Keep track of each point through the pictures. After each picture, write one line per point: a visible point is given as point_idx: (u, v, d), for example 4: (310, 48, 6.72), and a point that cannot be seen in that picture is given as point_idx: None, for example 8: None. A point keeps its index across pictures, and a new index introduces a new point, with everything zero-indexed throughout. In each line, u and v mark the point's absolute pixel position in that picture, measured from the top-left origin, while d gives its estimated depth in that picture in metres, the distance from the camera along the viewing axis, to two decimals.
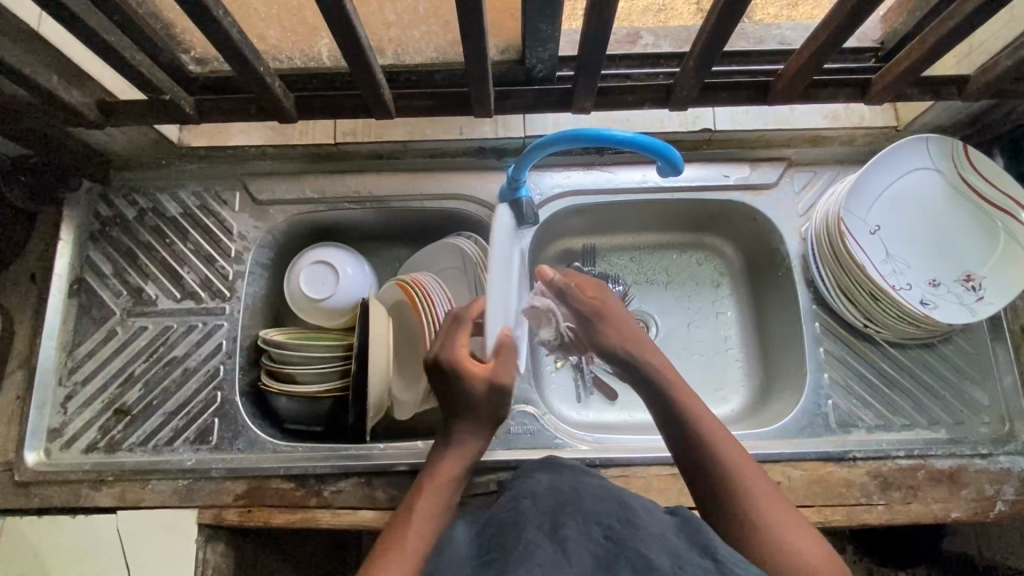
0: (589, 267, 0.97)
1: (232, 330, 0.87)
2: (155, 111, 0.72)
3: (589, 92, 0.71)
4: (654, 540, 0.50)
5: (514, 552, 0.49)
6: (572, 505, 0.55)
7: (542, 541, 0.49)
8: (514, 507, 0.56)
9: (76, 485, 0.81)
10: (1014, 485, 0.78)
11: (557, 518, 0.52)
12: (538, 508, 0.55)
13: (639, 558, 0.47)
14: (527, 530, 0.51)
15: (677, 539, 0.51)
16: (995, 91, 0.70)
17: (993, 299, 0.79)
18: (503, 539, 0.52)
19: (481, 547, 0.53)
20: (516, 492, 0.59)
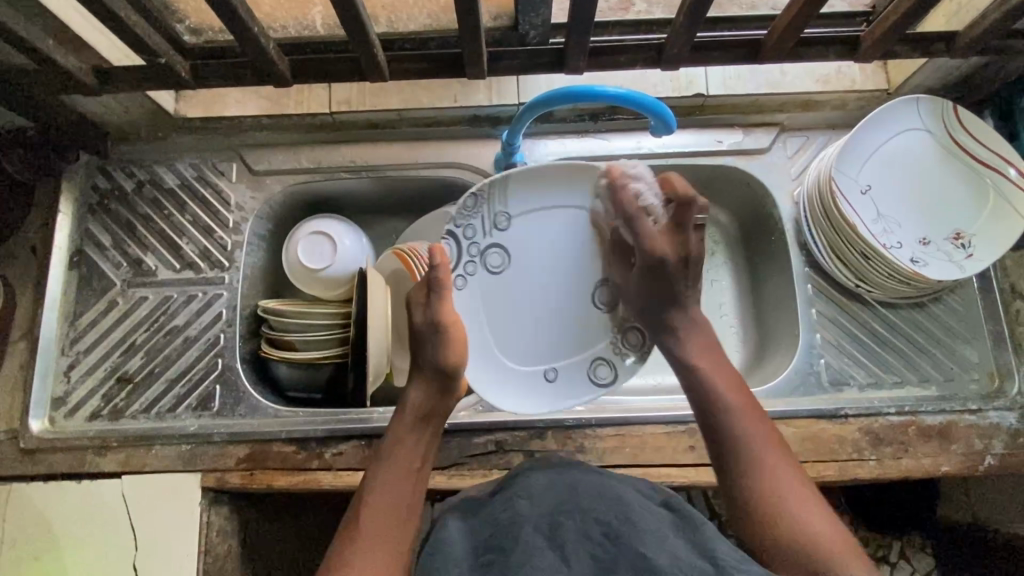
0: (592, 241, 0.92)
1: (231, 299, 0.88)
2: (151, 78, 0.72)
3: (582, 52, 0.71)
4: (653, 539, 0.51)
5: (513, 556, 0.50)
6: (570, 502, 0.55)
7: (541, 545, 0.51)
8: (511, 506, 0.56)
9: (81, 451, 0.82)
10: (1003, 439, 0.80)
11: (556, 519, 0.53)
12: (537, 508, 0.55)
13: (638, 558, 0.49)
14: (524, 531, 0.52)
15: (677, 539, 0.52)
16: (985, 47, 0.71)
17: (982, 257, 0.80)
18: (500, 539, 0.53)
19: (480, 543, 0.55)
20: (514, 488, 0.59)
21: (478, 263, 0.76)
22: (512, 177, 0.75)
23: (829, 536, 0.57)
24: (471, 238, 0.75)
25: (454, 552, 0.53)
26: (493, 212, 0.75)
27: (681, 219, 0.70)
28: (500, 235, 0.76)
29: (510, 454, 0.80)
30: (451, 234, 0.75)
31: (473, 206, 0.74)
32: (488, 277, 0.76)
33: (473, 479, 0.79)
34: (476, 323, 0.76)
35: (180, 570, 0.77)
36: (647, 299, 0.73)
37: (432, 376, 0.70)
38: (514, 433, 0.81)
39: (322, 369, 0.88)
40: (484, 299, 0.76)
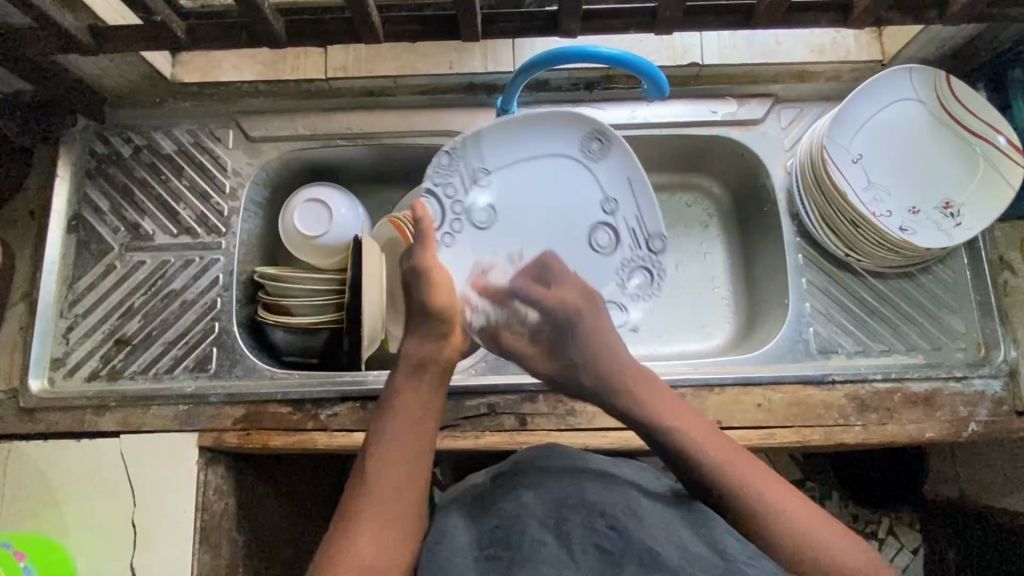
0: (609, 147, 0.83)
1: (228, 263, 0.89)
2: (148, 38, 0.73)
3: (575, 14, 0.71)
4: (660, 533, 0.53)
5: (518, 549, 0.52)
6: (573, 495, 0.58)
7: (547, 539, 0.53)
8: (516, 498, 0.58)
9: (79, 411, 0.84)
10: (987, 407, 0.81)
11: (561, 514, 0.55)
12: (542, 501, 0.57)
13: (645, 552, 0.51)
14: (530, 525, 0.54)
15: (686, 533, 0.55)
16: (976, 13, 0.71)
17: (970, 226, 0.81)
18: (504, 534, 0.54)
19: (480, 535, 0.56)
20: (518, 480, 0.61)
21: (465, 220, 0.80)
22: (485, 132, 0.79)
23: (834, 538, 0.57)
24: (454, 196, 0.80)
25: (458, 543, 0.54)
26: (471, 170, 0.80)
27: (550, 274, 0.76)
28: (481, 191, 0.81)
29: (502, 416, 0.82)
30: (431, 193, 0.78)
31: (448, 163, 0.78)
32: (474, 231, 0.81)
33: (466, 441, 0.80)
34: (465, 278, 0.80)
35: (178, 526, 0.79)
36: (565, 367, 0.73)
37: (427, 329, 0.70)
38: (507, 397, 0.82)
39: (317, 336, 0.88)
40: (475, 247, 0.81)
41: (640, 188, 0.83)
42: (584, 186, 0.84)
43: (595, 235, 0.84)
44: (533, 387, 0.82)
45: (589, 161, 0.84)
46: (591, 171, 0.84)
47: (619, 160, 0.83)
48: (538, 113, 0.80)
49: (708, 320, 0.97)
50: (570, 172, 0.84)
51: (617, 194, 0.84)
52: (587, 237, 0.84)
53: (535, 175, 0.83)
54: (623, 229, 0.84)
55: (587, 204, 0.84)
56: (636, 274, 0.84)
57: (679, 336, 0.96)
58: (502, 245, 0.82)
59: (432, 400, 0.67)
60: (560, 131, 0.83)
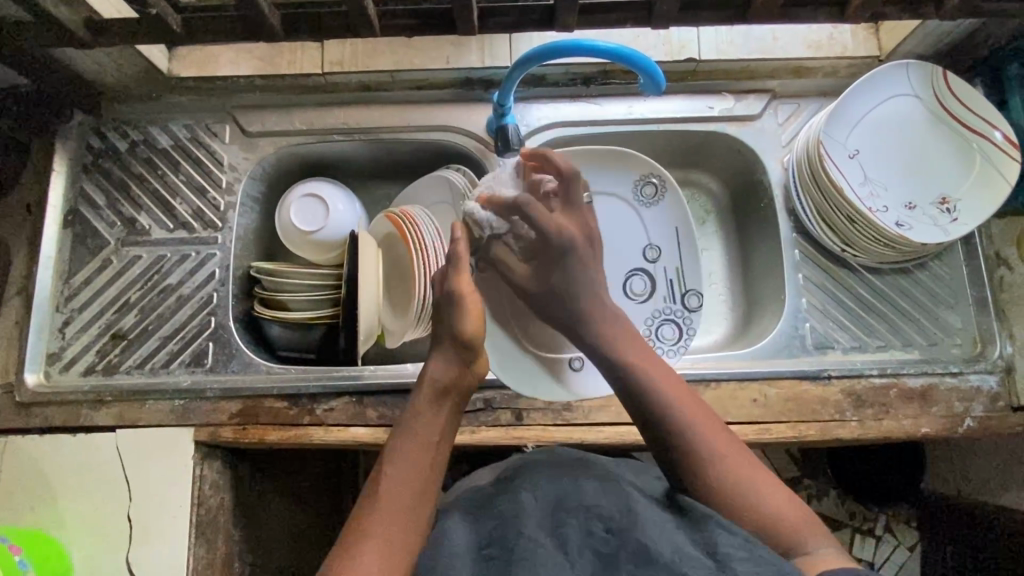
0: (660, 192, 0.90)
1: (225, 258, 0.89)
2: (143, 32, 0.73)
3: (571, 8, 0.70)
4: (655, 533, 0.53)
5: (514, 550, 0.52)
6: (572, 496, 0.58)
7: (543, 540, 0.53)
8: (514, 498, 0.58)
9: (76, 405, 0.84)
10: (983, 402, 0.81)
11: (558, 515, 0.55)
12: (539, 502, 0.57)
13: (639, 553, 0.51)
14: (526, 525, 0.54)
15: (682, 535, 0.54)
16: (972, 8, 0.71)
17: (966, 221, 0.81)
18: (501, 537, 0.55)
19: (482, 537, 0.56)
20: (518, 481, 0.61)
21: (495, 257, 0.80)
22: (553, 153, 0.82)
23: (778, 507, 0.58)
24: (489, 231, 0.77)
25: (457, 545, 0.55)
26: (529, 181, 0.80)
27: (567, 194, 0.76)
28: (525, 219, 0.80)
29: (498, 411, 0.82)
30: (480, 199, 0.78)
31: (511, 179, 0.79)
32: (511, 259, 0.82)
33: (462, 436, 0.80)
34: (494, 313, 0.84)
35: (173, 520, 0.79)
36: (546, 291, 0.75)
37: (450, 348, 0.70)
38: (503, 392, 0.82)
39: (314, 331, 0.89)
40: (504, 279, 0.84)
41: (685, 240, 0.89)
42: (631, 230, 0.91)
43: (631, 283, 0.90)
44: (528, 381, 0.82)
45: (639, 206, 0.91)
46: (638, 214, 0.91)
47: (671, 209, 0.90)
48: (582, 150, 0.89)
49: (705, 316, 0.97)
50: (620, 213, 0.91)
51: (662, 243, 0.90)
52: (623, 284, 0.90)
53: (590, 216, 0.87)
54: (661, 279, 0.89)
55: (628, 250, 0.90)
56: (664, 326, 0.87)
57: None
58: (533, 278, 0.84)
59: (448, 428, 0.67)
60: (612, 176, 0.90)
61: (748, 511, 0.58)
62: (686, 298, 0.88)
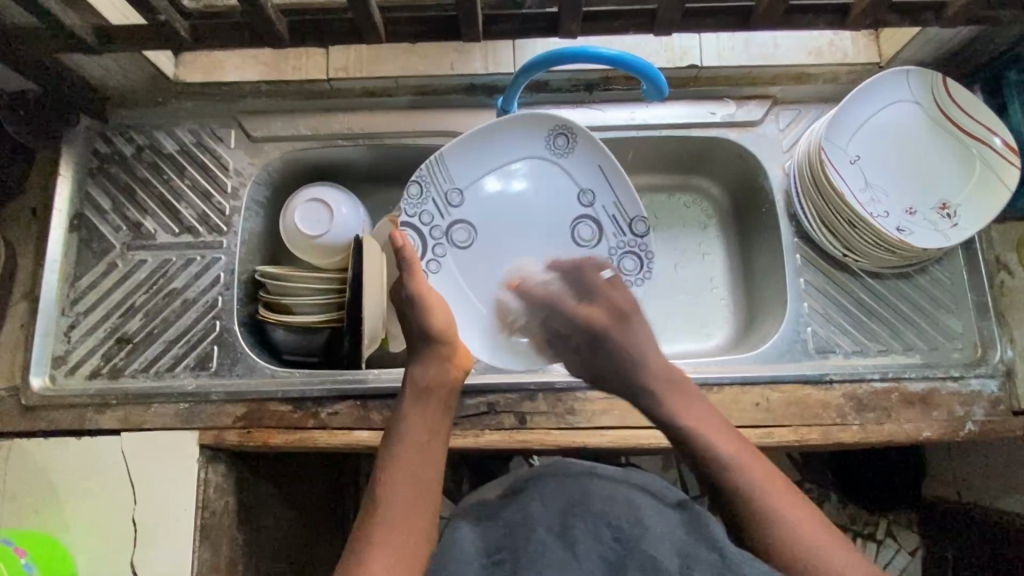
0: (576, 140, 0.86)
1: (230, 262, 0.90)
2: (152, 38, 0.73)
3: (575, 15, 0.71)
4: (661, 539, 0.55)
5: (522, 554, 0.55)
6: (580, 504, 0.60)
7: (552, 543, 0.56)
8: (523, 509, 0.61)
9: (81, 409, 0.84)
10: (984, 406, 0.82)
11: (567, 521, 0.58)
12: (548, 510, 0.60)
13: (646, 559, 0.53)
14: (536, 531, 0.57)
15: (687, 537, 0.56)
16: (972, 16, 0.72)
17: (966, 226, 0.82)
18: (511, 540, 0.58)
19: (489, 544, 0.59)
20: (525, 493, 0.63)
21: (446, 243, 0.85)
22: (444, 156, 0.84)
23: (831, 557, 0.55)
24: (431, 222, 0.85)
25: (468, 551, 0.57)
26: (443, 193, 0.85)
27: (589, 283, 0.81)
28: (459, 211, 0.86)
29: (502, 415, 0.82)
30: (409, 224, 0.84)
31: (418, 194, 0.83)
32: (457, 250, 0.86)
33: (465, 439, 0.81)
34: (461, 294, 0.85)
35: (178, 524, 0.79)
36: (598, 373, 0.76)
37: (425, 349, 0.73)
38: (506, 395, 0.83)
39: (319, 335, 0.89)
40: (461, 269, 0.86)
41: (614, 175, 0.86)
42: (557, 184, 0.88)
43: (578, 230, 0.88)
44: (532, 386, 0.82)
45: (556, 158, 0.87)
46: (560, 166, 0.87)
47: (587, 150, 0.86)
48: (494, 125, 0.84)
49: (707, 320, 0.97)
50: (542, 171, 0.87)
51: (591, 184, 0.87)
52: (570, 234, 0.88)
53: (508, 185, 0.87)
54: (605, 219, 0.87)
55: (563, 202, 0.88)
56: (627, 258, 0.87)
57: (675, 337, 0.96)
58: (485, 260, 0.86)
59: (436, 429, 0.67)
60: (523, 136, 0.86)
61: (802, 557, 0.56)
62: (635, 226, 0.87)
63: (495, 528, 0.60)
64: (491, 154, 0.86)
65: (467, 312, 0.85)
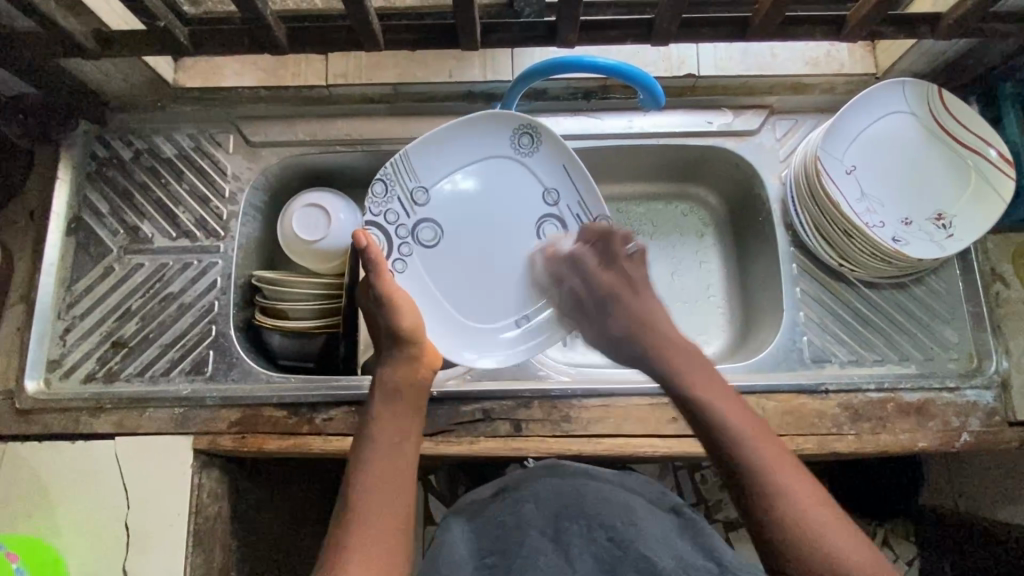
0: (539, 137, 0.86)
1: (226, 267, 0.90)
2: (152, 44, 0.74)
3: (573, 25, 0.72)
4: (658, 542, 0.75)
5: (515, 561, 0.76)
6: (573, 507, 0.79)
7: (547, 551, 0.77)
8: (518, 511, 0.80)
9: (74, 413, 0.83)
10: (979, 417, 0.82)
11: (559, 527, 0.79)
12: (540, 513, 0.79)
13: (643, 561, 0.74)
14: (530, 536, 0.78)
15: (682, 544, 0.76)
16: (966, 29, 0.73)
17: (962, 236, 0.82)
18: (501, 548, 0.78)
19: (481, 544, 0.79)
20: (516, 492, 0.81)
21: (412, 241, 0.84)
22: (408, 155, 0.83)
23: (834, 522, 0.58)
24: (397, 221, 0.84)
25: (457, 555, 0.76)
26: (408, 191, 0.84)
27: (608, 250, 0.83)
28: (424, 210, 0.85)
29: (497, 422, 0.82)
30: (374, 223, 0.83)
31: (383, 194, 0.83)
32: (423, 250, 0.85)
33: (460, 446, 0.80)
34: (428, 294, 0.84)
35: (171, 530, 0.78)
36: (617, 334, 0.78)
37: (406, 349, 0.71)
38: (501, 403, 0.82)
39: (314, 339, 0.89)
40: (429, 268, 0.85)
41: (576, 172, 0.86)
42: (522, 184, 0.88)
43: (543, 229, 0.88)
44: (528, 394, 0.82)
45: (521, 157, 0.87)
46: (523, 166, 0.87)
47: (550, 150, 0.86)
48: (452, 126, 0.84)
49: (703, 327, 0.97)
50: (505, 170, 0.87)
51: (554, 182, 0.88)
52: (535, 232, 0.88)
53: (472, 186, 0.87)
54: (568, 217, 0.88)
55: (526, 203, 0.88)
56: None
57: None
58: (453, 259, 0.86)
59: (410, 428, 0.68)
60: (487, 136, 0.86)
61: (808, 534, 0.57)
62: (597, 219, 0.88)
63: (483, 535, 0.79)
64: (453, 155, 0.86)
65: (435, 312, 0.84)
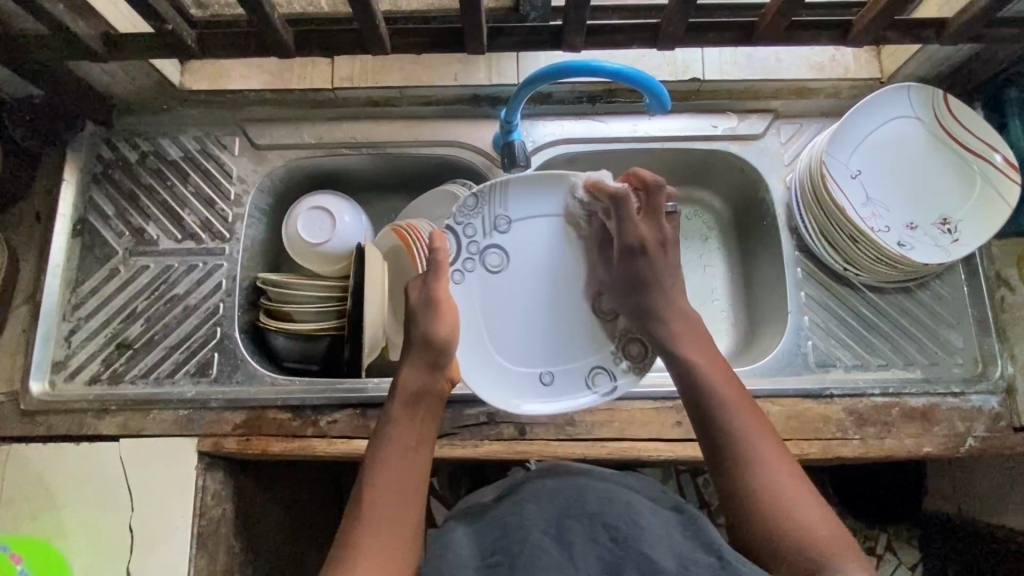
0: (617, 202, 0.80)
1: (232, 269, 0.90)
2: (159, 47, 0.74)
3: (579, 29, 0.72)
4: (658, 541, 0.55)
5: (518, 557, 0.55)
6: (574, 508, 0.61)
7: (548, 547, 0.56)
8: (519, 511, 0.61)
9: (79, 414, 0.84)
10: (984, 422, 0.82)
11: (562, 523, 0.59)
12: (542, 512, 0.61)
13: (643, 559, 0.53)
14: (532, 534, 0.57)
15: (682, 539, 0.57)
16: (972, 35, 0.73)
17: (967, 241, 0.82)
18: (506, 545, 0.57)
19: (484, 548, 0.59)
20: (518, 496, 0.65)
21: (478, 261, 0.80)
22: (518, 182, 0.79)
23: (798, 494, 0.57)
24: (471, 237, 0.79)
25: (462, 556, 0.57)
26: (496, 215, 0.80)
27: (648, 202, 0.75)
28: (499, 236, 0.80)
29: (501, 425, 0.82)
30: (452, 229, 0.79)
31: (473, 206, 0.79)
32: (484, 275, 0.80)
33: (465, 450, 0.80)
34: (471, 319, 0.79)
35: (175, 532, 0.78)
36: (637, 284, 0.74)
37: (422, 353, 0.70)
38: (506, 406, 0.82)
39: (319, 341, 0.88)
40: (482, 295, 0.80)
41: None
42: (588, 253, 0.82)
43: (596, 300, 0.82)
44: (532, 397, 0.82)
45: (597, 226, 0.81)
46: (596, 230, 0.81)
47: None
48: (545, 172, 0.78)
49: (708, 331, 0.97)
50: (579, 234, 0.82)
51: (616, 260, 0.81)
52: (589, 303, 0.82)
53: (548, 234, 0.82)
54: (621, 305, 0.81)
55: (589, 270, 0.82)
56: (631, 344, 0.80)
57: None
58: (506, 297, 0.81)
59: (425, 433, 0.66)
60: (576, 192, 0.80)
61: (770, 504, 0.56)
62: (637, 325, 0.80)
63: (488, 533, 0.60)
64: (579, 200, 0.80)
65: (480, 342, 0.79)
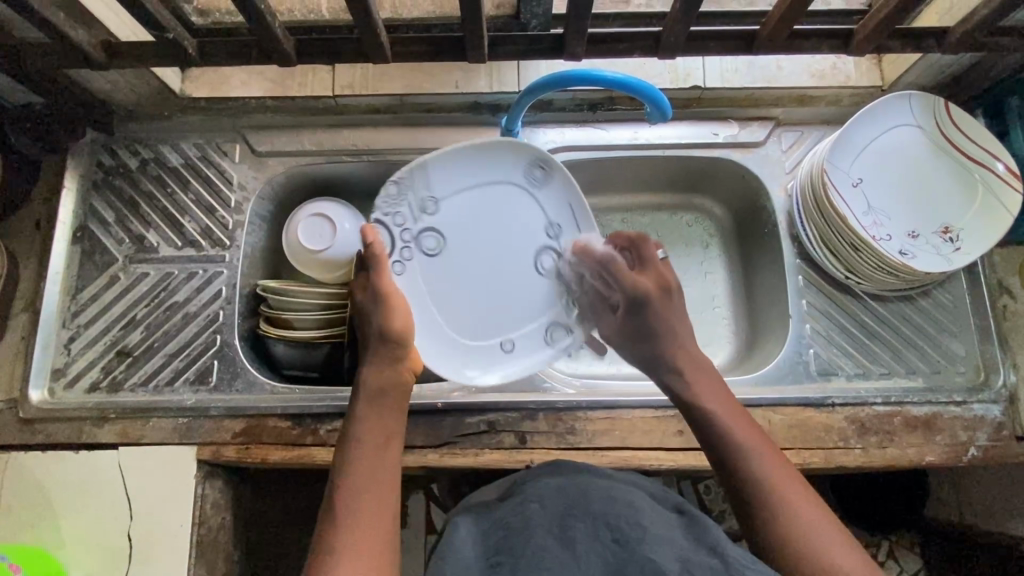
0: (552, 169, 0.82)
1: (232, 276, 0.90)
2: (160, 55, 0.74)
3: (580, 38, 0.72)
4: (663, 543, 0.54)
5: (522, 557, 0.55)
6: (577, 507, 0.59)
7: (548, 543, 0.56)
8: (522, 509, 0.60)
9: (78, 422, 0.84)
10: (987, 432, 0.81)
11: (565, 521, 0.58)
12: (547, 511, 0.59)
13: (647, 561, 0.53)
14: (536, 534, 0.56)
15: (685, 541, 0.56)
16: (973, 44, 0.73)
17: (969, 249, 0.82)
18: (508, 545, 0.57)
19: (489, 547, 0.59)
20: (523, 493, 0.63)
21: (414, 247, 0.80)
22: (428, 162, 0.79)
23: (814, 526, 0.56)
24: (402, 224, 0.79)
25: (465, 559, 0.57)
26: (418, 198, 0.79)
27: (641, 257, 0.79)
28: (430, 218, 0.81)
29: (502, 434, 0.81)
30: (380, 223, 0.78)
31: (395, 195, 0.78)
32: (425, 259, 0.81)
33: (465, 459, 0.80)
34: (420, 301, 0.81)
35: (174, 541, 0.78)
36: (642, 335, 0.75)
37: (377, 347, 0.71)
38: (506, 414, 0.82)
39: (318, 349, 0.89)
40: (425, 279, 0.81)
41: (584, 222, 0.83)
42: (528, 213, 0.84)
43: (539, 259, 0.84)
44: (533, 405, 0.82)
45: (533, 188, 0.83)
46: (533, 198, 0.84)
47: (562, 187, 0.83)
48: (468, 146, 0.79)
49: (709, 338, 0.97)
50: (514, 198, 0.83)
51: (561, 219, 0.84)
52: (534, 266, 0.84)
53: (480, 206, 0.82)
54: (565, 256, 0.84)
55: (529, 230, 0.84)
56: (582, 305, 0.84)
57: None
58: (450, 276, 0.82)
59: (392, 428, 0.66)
60: (505, 157, 0.82)
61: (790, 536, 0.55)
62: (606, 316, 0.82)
63: (494, 533, 0.60)
64: (480, 170, 0.81)
65: (424, 319, 0.81)
